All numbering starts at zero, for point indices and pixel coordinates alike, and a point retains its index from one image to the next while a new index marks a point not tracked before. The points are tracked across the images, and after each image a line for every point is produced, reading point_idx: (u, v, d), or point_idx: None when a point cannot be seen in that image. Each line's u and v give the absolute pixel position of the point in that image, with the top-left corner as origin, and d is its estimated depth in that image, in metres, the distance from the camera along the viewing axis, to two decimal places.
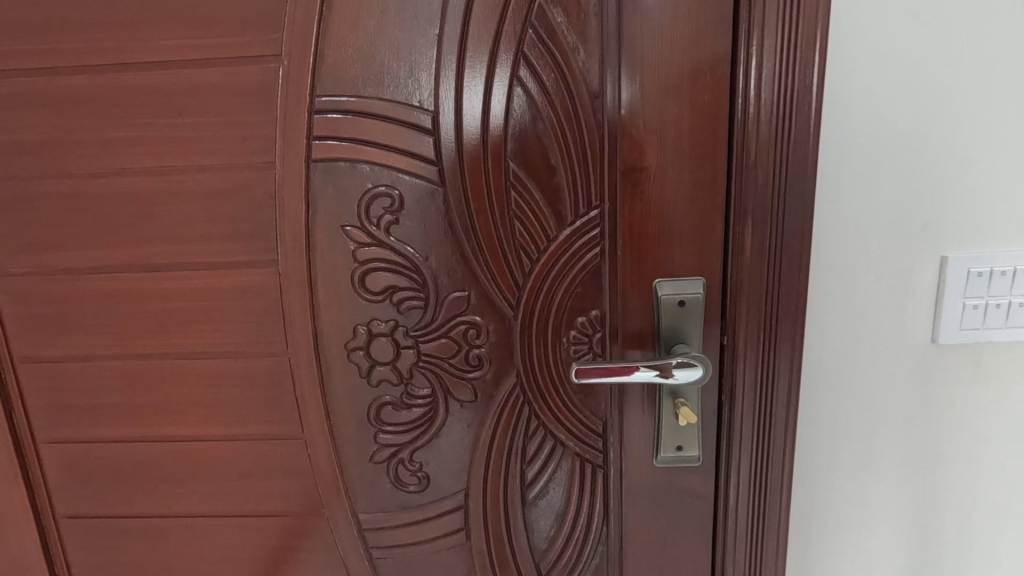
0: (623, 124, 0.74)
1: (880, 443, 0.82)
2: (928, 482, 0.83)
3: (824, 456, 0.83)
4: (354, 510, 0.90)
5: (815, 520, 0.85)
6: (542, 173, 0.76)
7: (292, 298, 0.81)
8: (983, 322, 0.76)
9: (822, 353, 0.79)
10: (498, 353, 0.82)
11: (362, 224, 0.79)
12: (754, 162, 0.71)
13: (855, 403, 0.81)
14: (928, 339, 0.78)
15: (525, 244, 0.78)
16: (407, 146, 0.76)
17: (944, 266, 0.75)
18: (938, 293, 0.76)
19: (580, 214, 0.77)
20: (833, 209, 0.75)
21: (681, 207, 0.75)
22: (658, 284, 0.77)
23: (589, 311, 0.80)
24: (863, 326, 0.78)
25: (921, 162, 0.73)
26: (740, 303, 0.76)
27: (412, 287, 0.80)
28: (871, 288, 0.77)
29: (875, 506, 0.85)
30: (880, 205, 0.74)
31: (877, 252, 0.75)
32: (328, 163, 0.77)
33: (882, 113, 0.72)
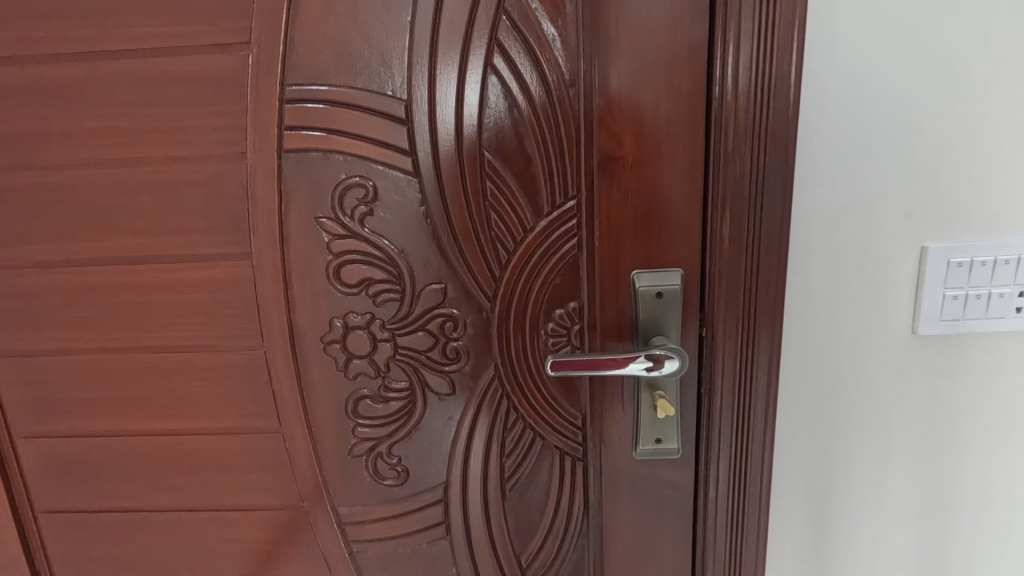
0: (599, 113, 0.72)
1: (861, 435, 0.82)
2: (910, 474, 0.83)
3: (804, 448, 0.83)
4: (333, 503, 0.89)
5: (797, 512, 0.85)
6: (518, 163, 0.75)
7: (267, 291, 0.80)
8: (964, 313, 0.75)
9: (802, 345, 0.78)
10: (476, 346, 0.81)
11: (336, 215, 0.77)
12: (732, 151, 0.70)
13: (837, 395, 0.80)
14: (908, 330, 0.77)
15: (501, 235, 0.77)
16: (381, 136, 0.75)
17: (924, 256, 0.74)
18: (918, 284, 0.75)
19: (558, 204, 0.76)
20: (813, 199, 0.74)
21: (659, 197, 0.74)
22: (636, 275, 0.77)
23: (567, 302, 0.79)
24: (843, 317, 0.77)
25: (900, 151, 0.72)
26: (718, 295, 0.75)
27: (388, 279, 0.79)
28: (851, 279, 0.76)
29: (857, 498, 0.84)
30: (859, 195, 0.73)
31: (856, 242, 0.75)
32: (300, 154, 0.76)
33: (862, 100, 0.71)
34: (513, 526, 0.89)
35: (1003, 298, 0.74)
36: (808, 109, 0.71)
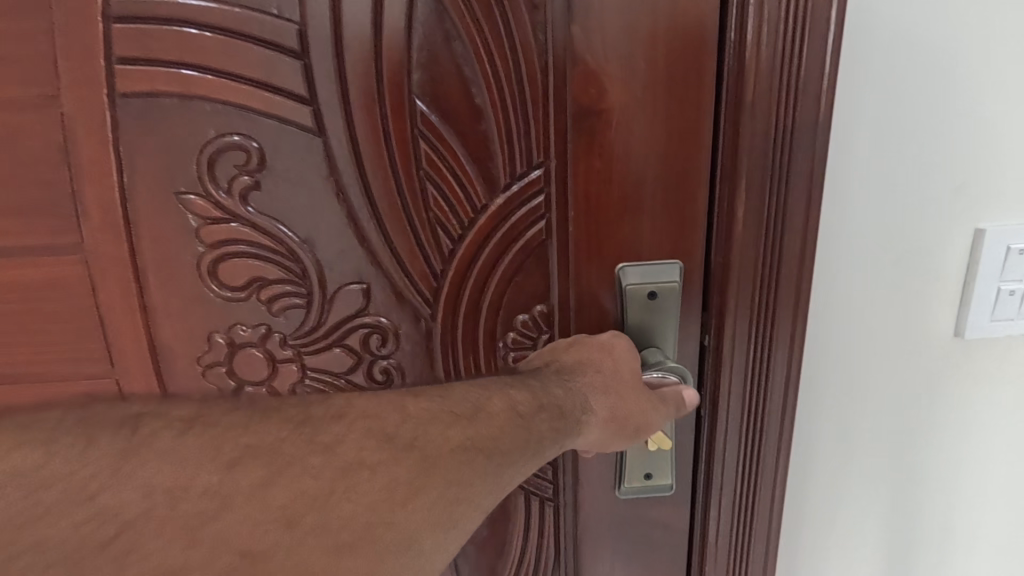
0: (574, 48, 0.52)
1: (888, 457, 0.68)
2: (934, 499, 0.70)
3: (819, 475, 0.68)
4: None
5: (806, 548, 0.71)
6: (462, 119, 0.54)
7: (111, 299, 0.57)
8: (1014, 311, 0.62)
9: (822, 351, 0.63)
10: (413, 364, 0.62)
11: (205, 190, 0.55)
12: (754, 103, 0.52)
13: (863, 411, 0.66)
14: (950, 332, 0.63)
15: (443, 216, 0.57)
16: (264, 77, 0.52)
17: (979, 240, 0.59)
18: (969, 276, 0.61)
19: (518, 176, 0.56)
20: (848, 168, 0.57)
21: (654, 166, 0.55)
22: (622, 271, 0.58)
23: (532, 305, 0.60)
24: (874, 318, 0.62)
25: (962, 108, 0.56)
26: (728, 295, 0.57)
27: (287, 279, 0.58)
28: (888, 268, 0.60)
29: (879, 528, 0.71)
30: (906, 163, 0.57)
31: (898, 224, 0.59)
32: (143, 99, 0.52)
33: (922, 37, 0.54)
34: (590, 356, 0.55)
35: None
36: (851, 47, 0.53)
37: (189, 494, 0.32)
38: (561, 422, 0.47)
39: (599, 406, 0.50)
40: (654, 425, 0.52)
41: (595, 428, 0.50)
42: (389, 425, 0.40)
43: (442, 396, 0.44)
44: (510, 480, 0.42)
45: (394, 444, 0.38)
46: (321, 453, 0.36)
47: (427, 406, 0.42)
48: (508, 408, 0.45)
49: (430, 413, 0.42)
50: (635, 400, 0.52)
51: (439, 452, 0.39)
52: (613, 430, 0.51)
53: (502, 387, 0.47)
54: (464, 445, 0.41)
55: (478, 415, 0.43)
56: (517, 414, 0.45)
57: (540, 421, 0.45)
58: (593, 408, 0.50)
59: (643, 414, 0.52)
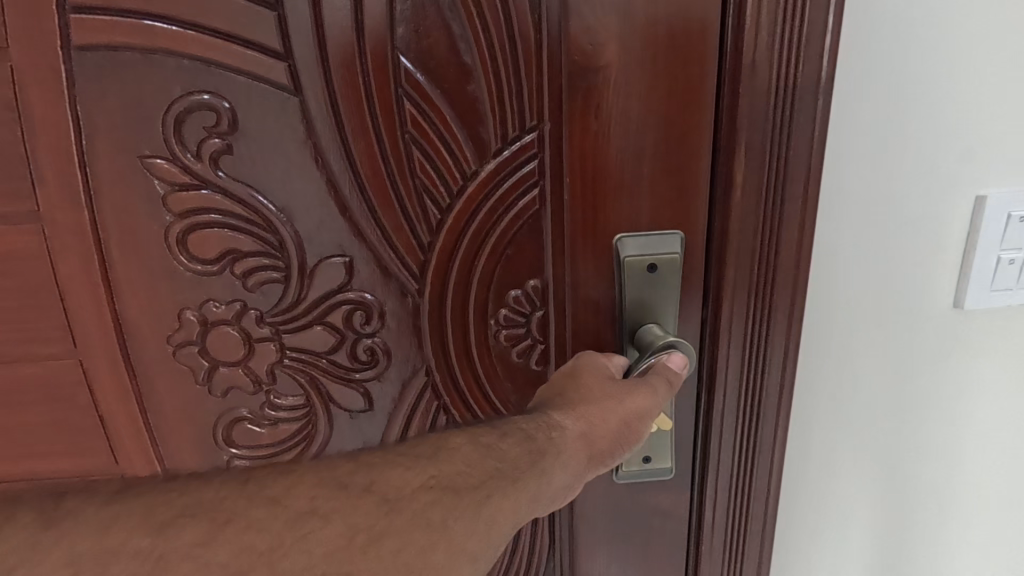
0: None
1: (883, 434, 0.66)
2: (928, 482, 0.69)
3: (812, 456, 0.66)
4: None
5: (798, 528, 0.69)
6: (450, 78, 0.51)
7: (72, 273, 0.52)
8: (1013, 281, 0.60)
9: (819, 324, 0.61)
10: (400, 343, 0.58)
11: (172, 154, 0.50)
12: (757, 60, 0.48)
13: (859, 387, 0.63)
14: (950, 305, 0.61)
15: (431, 183, 0.53)
16: (234, 30, 0.48)
17: (980, 209, 0.57)
18: (969, 245, 0.58)
19: (511, 140, 0.52)
20: (850, 132, 0.54)
21: (651, 128, 0.51)
22: (620, 242, 0.54)
23: (526, 280, 0.57)
24: (874, 291, 0.60)
25: (972, 66, 0.53)
26: (727, 267, 0.54)
27: (263, 253, 0.54)
28: (888, 239, 0.58)
29: (874, 507, 0.69)
30: (911, 126, 0.54)
31: (900, 192, 0.56)
32: (100, 52, 0.47)
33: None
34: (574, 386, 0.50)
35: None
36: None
37: (119, 557, 0.30)
38: (528, 445, 0.43)
39: (576, 419, 0.46)
40: (639, 413, 0.48)
41: (577, 442, 0.45)
42: (343, 472, 0.37)
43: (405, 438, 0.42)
44: (486, 510, 0.38)
45: (351, 492, 0.36)
46: (267, 504, 0.34)
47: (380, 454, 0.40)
48: (471, 442, 0.42)
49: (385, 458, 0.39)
50: (612, 400, 0.48)
51: (404, 491, 0.37)
52: (598, 439, 0.46)
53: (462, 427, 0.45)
54: (428, 482, 0.38)
55: (439, 452, 0.40)
56: (481, 446, 0.42)
57: (508, 447, 0.42)
58: (562, 422, 0.46)
59: (624, 408, 0.47)
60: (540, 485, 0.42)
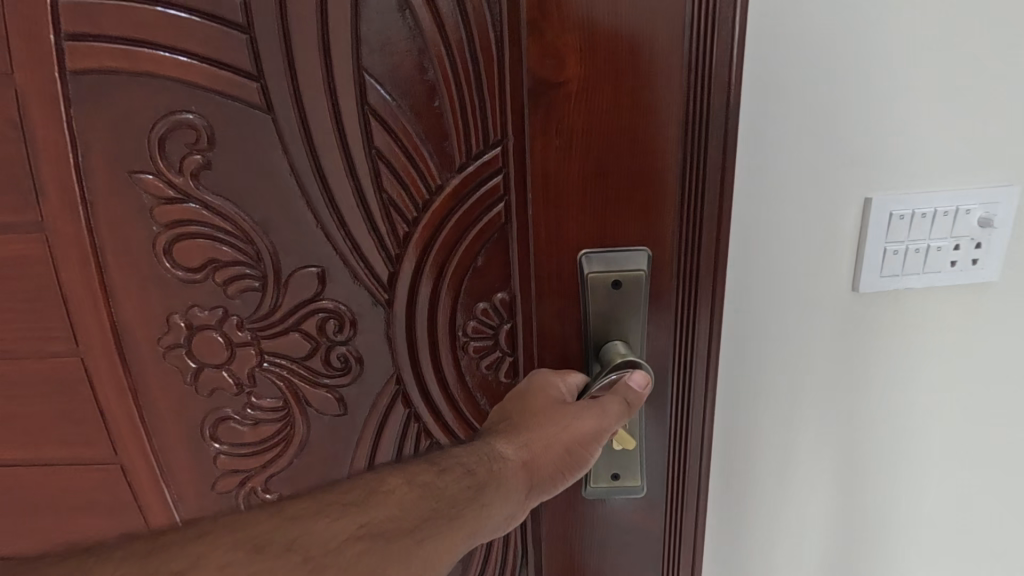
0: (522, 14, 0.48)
1: (830, 435, 0.65)
2: (895, 490, 0.67)
3: (768, 459, 0.66)
4: None
5: (756, 531, 0.69)
6: (413, 94, 0.51)
7: (73, 279, 0.57)
8: (906, 268, 0.57)
9: (756, 325, 0.60)
10: (372, 351, 0.60)
11: (158, 169, 0.54)
12: (692, 73, 0.48)
13: (800, 388, 0.63)
14: (847, 288, 0.59)
15: (396, 197, 0.54)
16: (211, 54, 0.50)
17: (867, 210, 0.56)
18: (859, 241, 0.57)
19: (475, 155, 0.53)
20: (753, 131, 0.53)
21: (604, 139, 0.50)
22: (584, 258, 0.54)
23: (493, 292, 0.57)
24: (822, 298, 0.59)
25: (879, 70, 0.52)
26: (691, 278, 0.54)
27: (242, 262, 0.57)
28: (802, 245, 0.57)
29: (830, 508, 0.68)
30: (812, 131, 0.54)
31: (805, 196, 0.55)
32: (91, 75, 0.51)
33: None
34: (524, 407, 0.50)
35: (965, 257, 0.57)
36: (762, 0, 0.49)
37: None
38: (470, 482, 0.45)
39: (518, 448, 0.48)
40: (586, 438, 0.49)
41: (518, 473, 0.47)
42: (261, 532, 0.37)
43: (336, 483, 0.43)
44: (423, 548, 0.40)
45: (267, 554, 0.35)
46: None
47: (303, 505, 0.39)
48: (405, 481, 0.43)
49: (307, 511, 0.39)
50: (553, 425, 0.49)
51: (325, 547, 0.37)
52: (541, 465, 0.48)
53: (400, 464, 0.46)
54: (357, 532, 0.38)
55: (368, 498, 0.41)
56: (417, 485, 0.43)
57: (444, 484, 0.44)
58: (505, 450, 0.47)
59: (569, 435, 0.48)
60: (480, 519, 0.44)
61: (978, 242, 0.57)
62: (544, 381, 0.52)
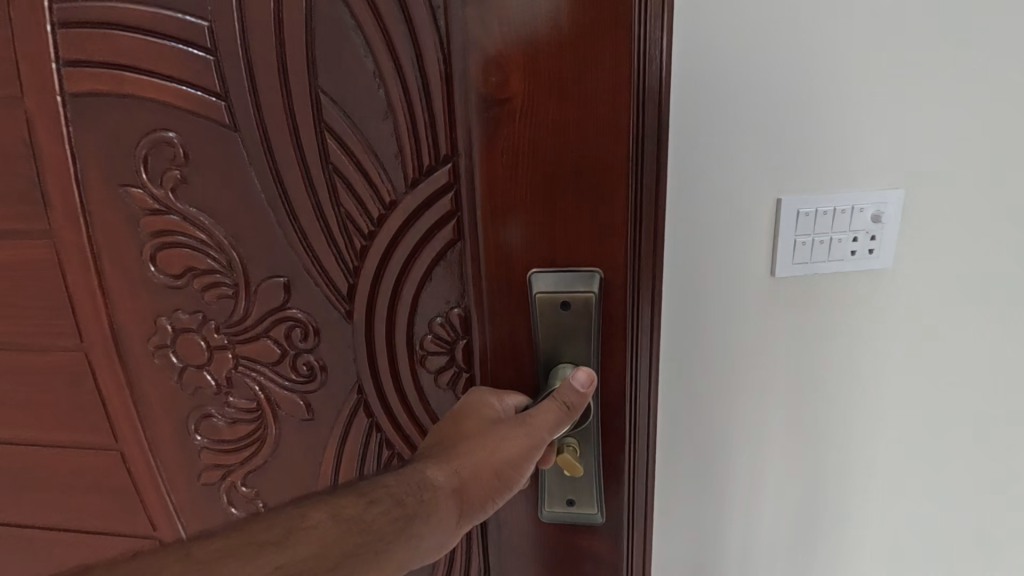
0: (462, 34, 0.47)
1: (796, 427, 0.67)
2: (847, 496, 0.71)
3: (741, 453, 0.68)
4: (184, 525, 0.72)
5: (733, 522, 0.71)
6: (367, 112, 0.52)
7: (76, 280, 0.63)
8: (814, 257, 0.60)
9: (710, 321, 0.62)
10: (335, 360, 0.61)
11: (142, 183, 0.58)
12: (636, 91, 0.47)
13: (768, 382, 0.65)
14: (764, 275, 0.61)
15: (352, 211, 0.55)
16: (184, 76, 0.54)
17: (779, 210, 0.59)
18: (772, 236, 0.60)
19: (426, 171, 0.53)
20: (684, 135, 0.57)
21: (550, 155, 0.49)
22: (533, 277, 0.52)
23: (449, 308, 0.57)
24: (764, 303, 0.62)
25: (807, 81, 0.55)
26: (643, 298, 0.53)
27: (217, 271, 0.60)
28: (738, 256, 0.61)
29: (802, 496, 0.71)
30: (740, 144, 0.57)
31: (752, 214, 0.59)
32: (84, 97, 0.56)
33: (764, 11, 0.53)
34: (460, 427, 0.51)
35: (863, 248, 0.60)
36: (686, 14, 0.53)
37: None
38: (400, 518, 0.44)
39: (451, 476, 0.48)
40: (517, 464, 0.50)
41: (449, 502, 0.47)
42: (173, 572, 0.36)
43: (260, 517, 0.42)
44: None
45: None
46: None
47: (220, 544, 0.39)
48: (330, 517, 0.42)
49: (223, 551, 0.38)
50: (483, 447, 0.49)
51: None
52: (472, 493, 0.48)
53: (329, 494, 0.45)
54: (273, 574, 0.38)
55: (289, 536, 0.40)
56: (343, 519, 0.42)
57: (374, 518, 0.43)
58: (437, 478, 0.48)
59: (501, 461, 0.49)
60: (410, 551, 0.44)
61: (873, 236, 0.60)
62: (481, 401, 0.53)
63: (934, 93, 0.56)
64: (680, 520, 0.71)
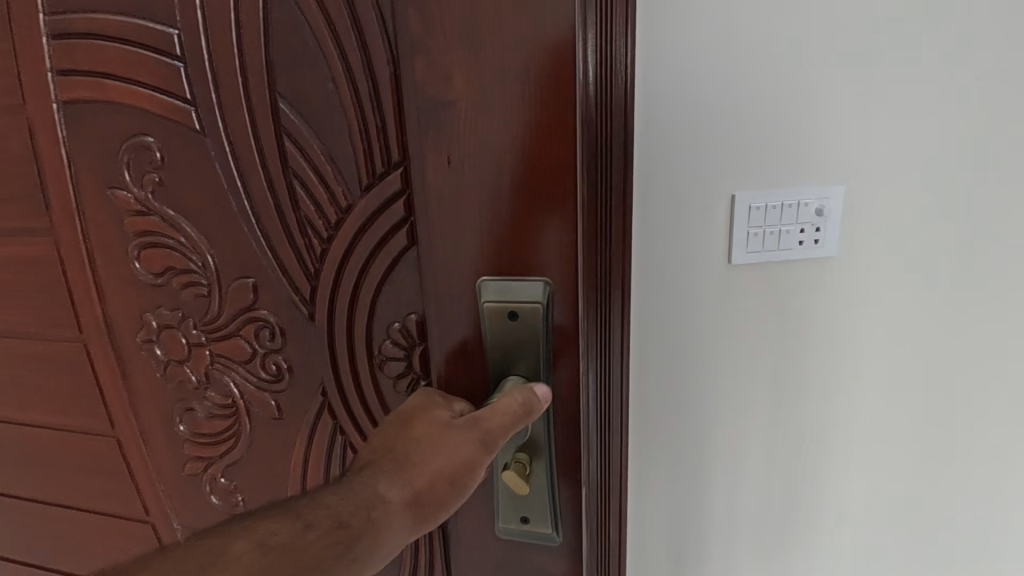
0: (403, 36, 0.46)
1: (756, 390, 0.79)
2: (812, 448, 0.83)
3: (710, 413, 0.80)
4: (173, 510, 0.76)
5: (702, 476, 0.83)
6: (321, 116, 0.52)
7: (74, 275, 0.67)
8: (767, 246, 0.72)
9: (677, 299, 0.74)
10: (301, 361, 0.62)
11: (125, 185, 0.61)
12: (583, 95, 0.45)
13: (734, 351, 0.77)
14: (723, 261, 0.74)
15: (311, 213, 0.56)
16: (155, 82, 0.56)
17: (732, 206, 0.71)
18: (727, 229, 0.72)
19: (379, 176, 0.52)
20: (650, 142, 0.68)
21: (495, 161, 0.47)
22: (481, 285, 0.50)
23: (405, 314, 0.56)
24: (726, 285, 0.74)
25: (755, 97, 0.67)
26: (608, 304, 0.53)
27: (193, 271, 0.62)
28: (699, 244, 0.73)
29: (765, 450, 0.82)
30: (698, 149, 0.69)
31: (710, 236, 0.73)
32: (73, 103, 0.59)
33: (718, 39, 0.65)
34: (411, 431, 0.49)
35: (809, 238, 0.72)
36: (652, 42, 0.65)
37: None
38: (346, 534, 0.42)
39: (403, 486, 0.46)
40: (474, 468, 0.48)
41: (403, 512, 0.45)
42: None
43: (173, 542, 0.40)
44: None
45: None
46: None
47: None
48: (255, 545, 0.39)
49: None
50: (440, 453, 0.47)
51: None
52: (427, 500, 0.46)
53: (263, 514, 0.42)
54: None
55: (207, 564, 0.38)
56: (274, 546, 0.39)
57: (313, 539, 0.40)
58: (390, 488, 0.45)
59: (457, 467, 0.47)
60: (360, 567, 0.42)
61: (817, 227, 0.72)
62: (428, 403, 0.51)
63: (863, 106, 0.68)
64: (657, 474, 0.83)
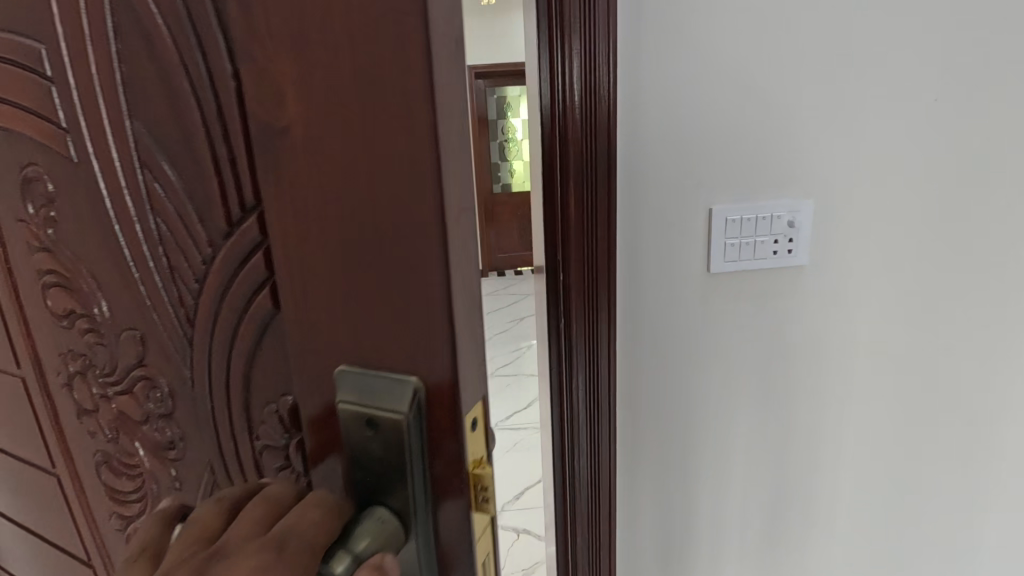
0: (237, 44, 0.34)
1: (735, 366, 1.06)
2: (782, 410, 1.09)
3: (688, 383, 1.06)
4: (109, 556, 0.71)
5: (686, 433, 1.09)
6: (175, 144, 0.42)
7: (6, 308, 0.63)
8: (740, 253, 0.99)
9: (660, 291, 1.00)
10: (187, 431, 0.52)
11: (27, 218, 0.55)
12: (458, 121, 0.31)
13: (706, 335, 1.03)
14: (701, 266, 1.00)
15: (176, 262, 0.45)
16: (36, 106, 0.49)
17: (710, 218, 0.97)
18: (705, 238, 0.98)
19: (235, 222, 0.41)
20: (641, 175, 0.94)
21: (342, 210, 0.33)
22: (341, 378, 0.37)
23: (277, 395, 0.44)
24: (701, 286, 1.00)
25: (720, 146, 0.94)
26: None
27: (87, 315, 0.55)
28: (678, 252, 0.99)
29: (740, 414, 1.09)
30: (676, 177, 0.95)
31: (688, 261, 0.99)
32: None
33: (697, 103, 0.91)
34: None
35: (782, 247, 0.98)
36: (647, 103, 0.91)
37: None
38: None
39: None
40: None
41: None
42: None
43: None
44: None
45: None
46: None
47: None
48: None
49: None
50: None
51: None
52: None
53: None
54: None
55: None
56: None
57: None
58: None
59: None
60: None
61: (789, 237, 0.98)
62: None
63: (820, 154, 0.95)
64: (646, 430, 1.08)
